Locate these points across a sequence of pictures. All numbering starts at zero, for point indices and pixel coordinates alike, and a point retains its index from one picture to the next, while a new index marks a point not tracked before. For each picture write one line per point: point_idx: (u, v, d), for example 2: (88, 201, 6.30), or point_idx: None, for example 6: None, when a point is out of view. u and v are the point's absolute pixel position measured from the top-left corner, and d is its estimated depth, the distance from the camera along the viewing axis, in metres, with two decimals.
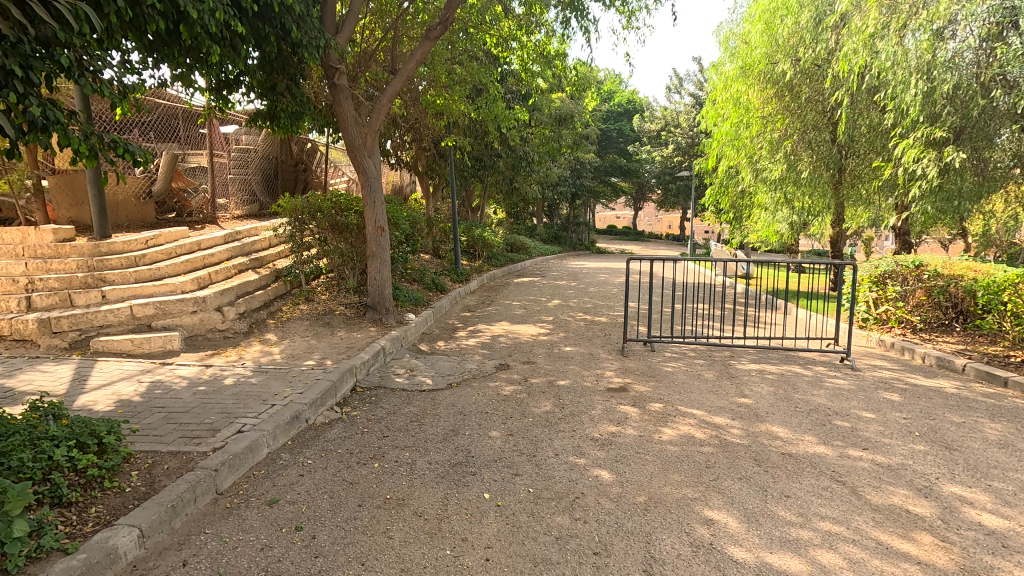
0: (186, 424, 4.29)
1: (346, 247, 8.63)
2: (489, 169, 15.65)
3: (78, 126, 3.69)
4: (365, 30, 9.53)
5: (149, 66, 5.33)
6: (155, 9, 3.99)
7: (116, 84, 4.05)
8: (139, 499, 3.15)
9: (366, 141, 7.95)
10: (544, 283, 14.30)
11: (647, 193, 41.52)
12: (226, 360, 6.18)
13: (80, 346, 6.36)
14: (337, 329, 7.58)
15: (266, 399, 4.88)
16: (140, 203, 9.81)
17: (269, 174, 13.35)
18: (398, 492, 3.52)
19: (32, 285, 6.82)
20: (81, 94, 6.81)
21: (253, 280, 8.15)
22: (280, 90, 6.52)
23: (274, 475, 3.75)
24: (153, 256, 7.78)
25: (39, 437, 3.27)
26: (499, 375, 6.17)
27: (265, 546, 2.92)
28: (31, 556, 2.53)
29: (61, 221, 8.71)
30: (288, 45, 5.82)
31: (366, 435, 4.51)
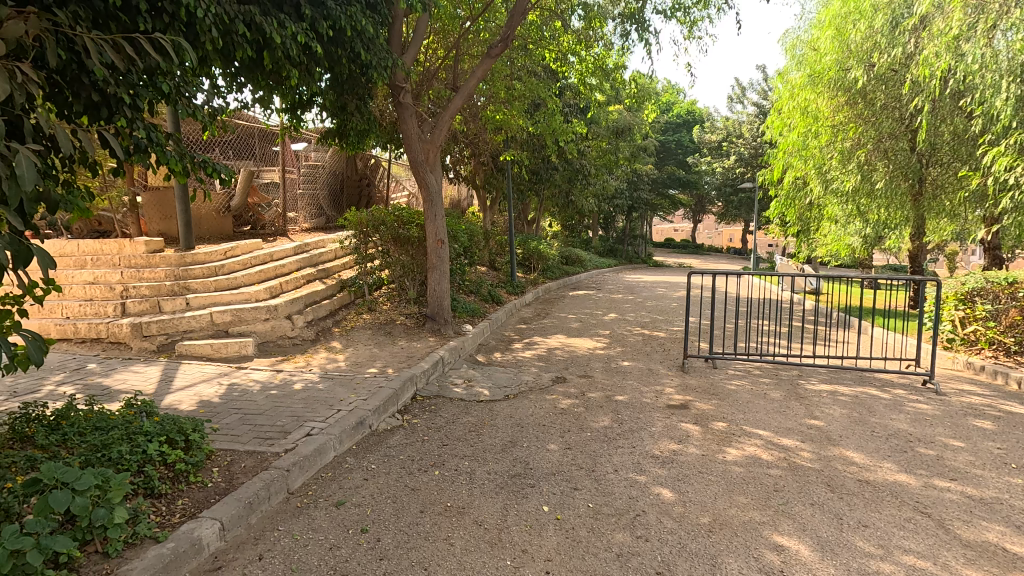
0: (260, 425, 4.53)
1: (407, 259, 8.88)
2: (546, 182, 15.73)
3: (173, 147, 4.05)
4: (428, 49, 9.90)
5: (235, 90, 5.74)
6: (245, 37, 4.31)
7: (206, 107, 4.41)
8: (220, 494, 3.36)
9: (429, 157, 8.20)
10: (601, 296, 14.19)
11: (707, 205, 40.34)
12: (295, 366, 6.49)
13: (167, 349, 6.86)
14: (397, 338, 7.80)
15: (332, 404, 5.09)
16: (220, 217, 10.53)
17: (335, 189, 14.00)
18: (458, 500, 3.58)
19: (126, 292, 7.39)
20: (173, 115, 7.38)
21: (320, 290, 8.55)
22: (349, 109, 6.82)
23: (340, 478, 3.90)
24: (231, 267, 8.31)
25: (135, 432, 3.57)
26: (556, 388, 6.15)
27: (334, 546, 3.04)
28: (128, 541, 2.77)
29: (152, 233, 9.48)
30: (358, 67, 6.12)
31: (426, 442, 4.61)
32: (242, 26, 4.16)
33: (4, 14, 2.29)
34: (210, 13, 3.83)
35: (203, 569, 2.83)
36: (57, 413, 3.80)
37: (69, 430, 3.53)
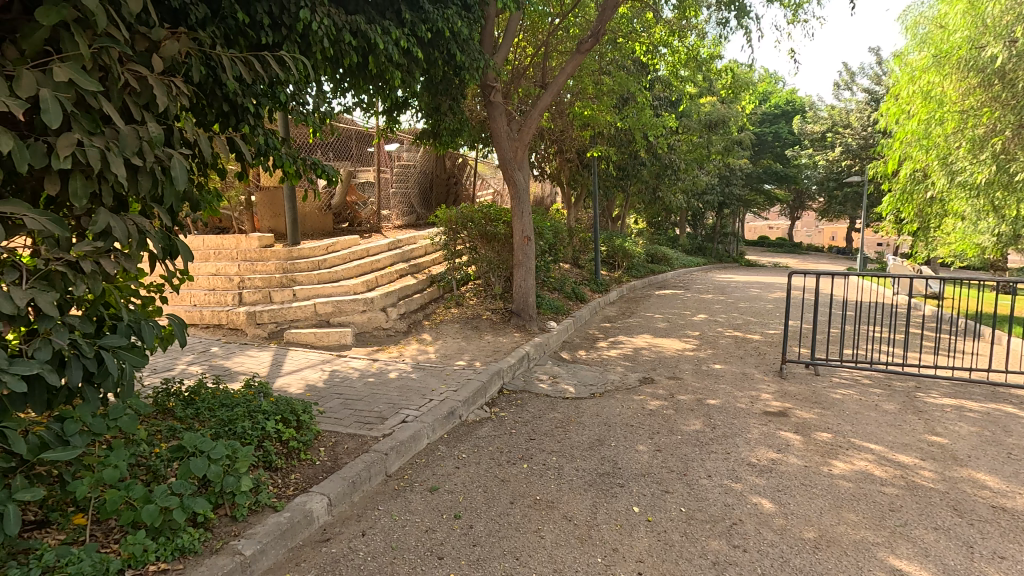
0: (360, 410, 4.83)
1: (493, 255, 9.04)
2: (632, 178, 15.38)
3: (289, 151, 4.40)
4: (517, 48, 9.93)
5: (340, 95, 6.11)
6: (352, 45, 4.59)
7: (317, 112, 4.73)
8: (327, 472, 3.62)
9: (517, 155, 8.27)
10: (689, 296, 13.69)
11: (807, 200, 37.61)
12: (389, 356, 6.84)
13: (276, 336, 7.46)
14: (484, 333, 7.98)
15: (425, 394, 5.31)
16: (322, 215, 11.26)
17: (425, 188, 14.54)
18: (547, 494, 3.62)
19: (243, 283, 8.11)
20: (285, 120, 7.97)
21: (412, 284, 8.92)
22: (443, 110, 7.02)
23: (433, 465, 4.07)
24: (332, 261, 8.87)
25: (255, 410, 3.93)
26: (643, 389, 6.02)
27: (429, 528, 3.19)
28: (252, 508, 3.08)
29: (264, 230, 10.35)
30: (452, 69, 6.31)
31: (514, 436, 4.69)
32: (349, 34, 4.41)
33: (161, 35, 2.62)
34: (323, 25, 4.09)
35: (314, 539, 3.08)
36: (191, 389, 4.25)
37: (201, 405, 3.96)
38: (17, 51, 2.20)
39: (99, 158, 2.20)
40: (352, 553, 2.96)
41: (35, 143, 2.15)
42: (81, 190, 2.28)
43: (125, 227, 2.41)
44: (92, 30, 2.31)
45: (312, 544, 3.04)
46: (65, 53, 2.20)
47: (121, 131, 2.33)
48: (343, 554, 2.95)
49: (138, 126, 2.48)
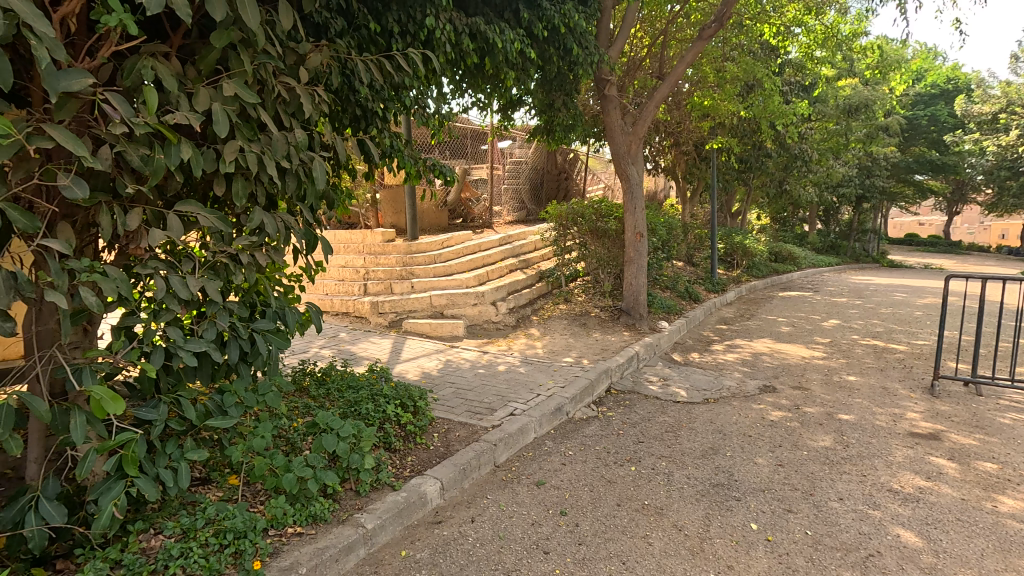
0: (471, 400, 5.02)
1: (604, 252, 8.90)
2: (756, 170, 14.32)
3: (411, 152, 4.65)
4: (634, 39, 9.63)
5: (458, 96, 6.32)
6: (471, 47, 4.75)
7: (437, 114, 4.95)
8: (440, 457, 3.81)
9: (631, 149, 8.05)
10: (818, 298, 12.49)
11: (970, 193, 32.57)
12: (498, 348, 7.02)
13: (396, 325, 7.95)
14: (592, 330, 7.90)
15: (533, 388, 5.38)
16: (438, 211, 11.80)
17: (536, 183, 14.69)
18: (655, 500, 3.50)
19: (368, 274, 8.74)
20: (407, 122, 8.45)
21: (521, 279, 9.05)
22: (557, 106, 6.98)
23: (540, 459, 4.12)
24: (447, 256, 9.26)
25: (377, 394, 4.23)
26: (764, 397, 5.61)
27: (536, 522, 3.24)
28: (374, 485, 3.33)
29: (386, 225, 11.10)
30: (567, 65, 6.29)
31: (622, 437, 4.59)
32: (469, 37, 4.55)
33: (306, 49, 2.89)
34: (445, 31, 4.27)
35: (427, 520, 3.27)
36: (323, 370, 4.68)
37: (332, 386, 4.35)
38: (195, 71, 2.54)
39: (255, 163, 2.49)
40: (462, 537, 3.09)
41: (207, 150, 2.49)
42: (240, 191, 2.60)
43: (274, 223, 2.71)
44: (253, 48, 2.61)
45: (425, 524, 3.22)
46: (232, 70, 2.51)
47: (273, 138, 2.61)
48: (453, 537, 3.09)
49: (286, 132, 2.76)
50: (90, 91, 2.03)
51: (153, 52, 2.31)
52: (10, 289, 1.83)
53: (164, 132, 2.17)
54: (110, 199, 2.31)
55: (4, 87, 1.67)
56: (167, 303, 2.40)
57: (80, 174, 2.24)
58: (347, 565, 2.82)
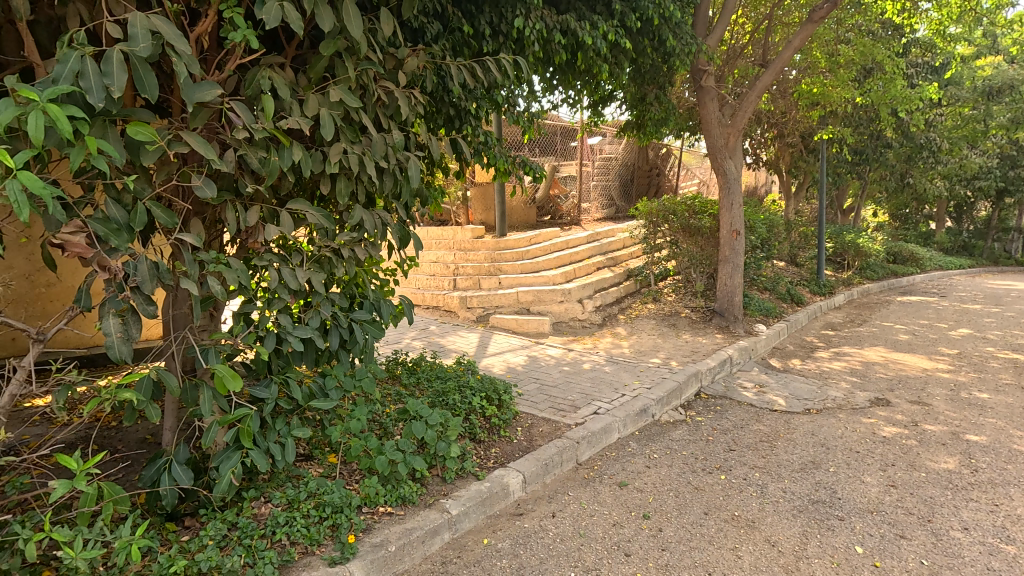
0: (555, 396, 5.03)
1: (697, 250, 8.54)
2: (873, 162, 13.06)
3: (501, 149, 4.73)
4: (735, 26, 9.13)
5: (549, 94, 6.32)
6: (562, 44, 4.73)
7: (527, 111, 4.98)
8: (523, 451, 3.87)
9: (729, 142, 7.65)
10: (945, 304, 11.18)
11: None
12: (584, 347, 6.97)
13: (483, 320, 8.13)
14: (682, 332, 7.62)
15: (618, 388, 5.29)
16: (526, 208, 11.90)
17: (626, 179, 14.38)
18: (747, 512, 3.33)
19: (458, 270, 8.98)
20: (498, 121, 8.59)
21: (609, 277, 8.91)
22: (649, 100, 6.76)
23: (623, 460, 4.05)
24: (534, 253, 9.31)
25: (464, 385, 4.36)
26: (875, 411, 5.13)
27: (617, 523, 3.20)
28: (459, 473, 3.45)
29: (476, 222, 11.37)
30: (660, 56, 6.09)
31: (711, 443, 4.40)
32: (560, 34, 4.53)
33: (403, 54, 3.02)
34: (536, 29, 4.28)
35: (509, 511, 3.34)
36: (414, 360, 4.90)
37: (422, 376, 4.54)
38: (306, 79, 2.76)
39: (356, 163, 2.66)
40: (543, 531, 3.13)
41: (315, 151, 2.69)
42: (343, 189, 2.79)
43: (372, 220, 2.89)
44: (356, 56, 2.78)
45: (507, 515, 3.30)
46: (338, 77, 2.69)
47: (373, 140, 2.77)
48: (534, 530, 3.13)
49: (384, 134, 2.92)
50: (218, 101, 2.27)
51: (271, 64, 2.54)
52: (153, 277, 2.10)
53: (279, 137, 2.38)
54: (233, 198, 2.56)
55: (151, 99, 1.91)
56: (279, 293, 2.63)
57: (210, 175, 2.51)
58: (432, 548, 2.96)
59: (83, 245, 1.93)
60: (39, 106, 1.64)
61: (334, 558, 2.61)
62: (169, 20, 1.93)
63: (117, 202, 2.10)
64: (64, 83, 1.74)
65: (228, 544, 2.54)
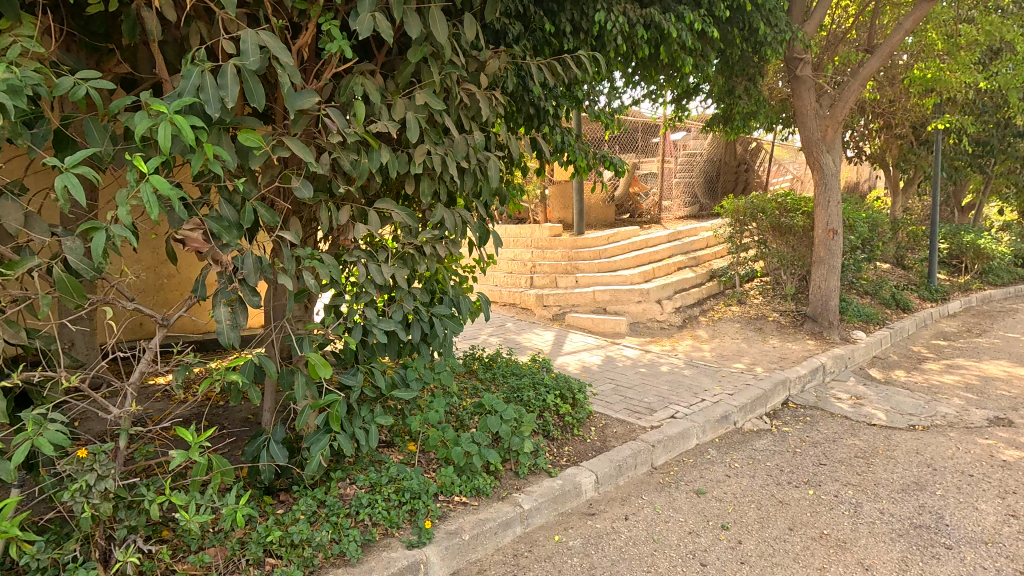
0: (631, 398, 4.94)
1: (787, 250, 8.05)
2: (999, 154, 11.64)
3: (580, 146, 4.70)
4: (836, 9, 8.48)
5: (630, 89, 6.18)
6: (644, 38, 4.63)
7: (609, 107, 4.91)
8: (596, 451, 3.85)
9: (827, 134, 7.14)
10: None
11: None
12: (662, 349, 6.78)
13: (558, 318, 8.12)
14: (769, 336, 7.22)
15: (697, 392, 5.10)
16: (605, 206, 11.74)
17: (711, 176, 13.81)
18: (838, 531, 3.12)
19: (535, 268, 9.06)
20: (578, 119, 8.53)
21: (690, 278, 8.61)
22: (737, 93, 6.40)
23: (701, 467, 3.92)
24: (612, 251, 9.18)
25: (538, 382, 4.39)
26: (995, 432, 4.60)
27: (693, 531, 3.12)
28: (532, 468, 3.49)
29: (554, 220, 11.37)
30: (751, 46, 5.80)
31: (799, 455, 4.15)
32: (643, 28, 4.42)
33: (485, 56, 3.09)
34: (618, 24, 4.20)
35: (581, 510, 3.34)
36: (491, 356, 5.00)
37: (497, 372, 4.62)
38: (394, 84, 2.90)
39: (438, 163, 2.77)
40: (615, 533, 3.11)
41: (400, 153, 2.83)
42: (425, 189, 2.91)
43: (453, 218, 3.00)
44: (441, 60, 2.88)
45: (579, 514, 3.30)
46: (423, 81, 2.81)
47: (455, 141, 2.87)
48: (606, 532, 3.12)
49: (465, 135, 3.01)
50: (316, 108, 2.44)
51: (363, 71, 2.70)
52: (257, 271, 2.30)
53: (368, 140, 2.52)
54: (328, 198, 2.75)
55: (259, 108, 2.10)
56: (366, 287, 2.79)
57: (307, 177, 2.70)
58: (504, 540, 3.02)
59: (200, 241, 2.15)
60: (167, 117, 1.85)
61: (413, 541, 2.75)
62: (275, 36, 2.10)
63: (228, 202, 2.31)
64: (188, 95, 1.95)
65: (317, 519, 2.73)
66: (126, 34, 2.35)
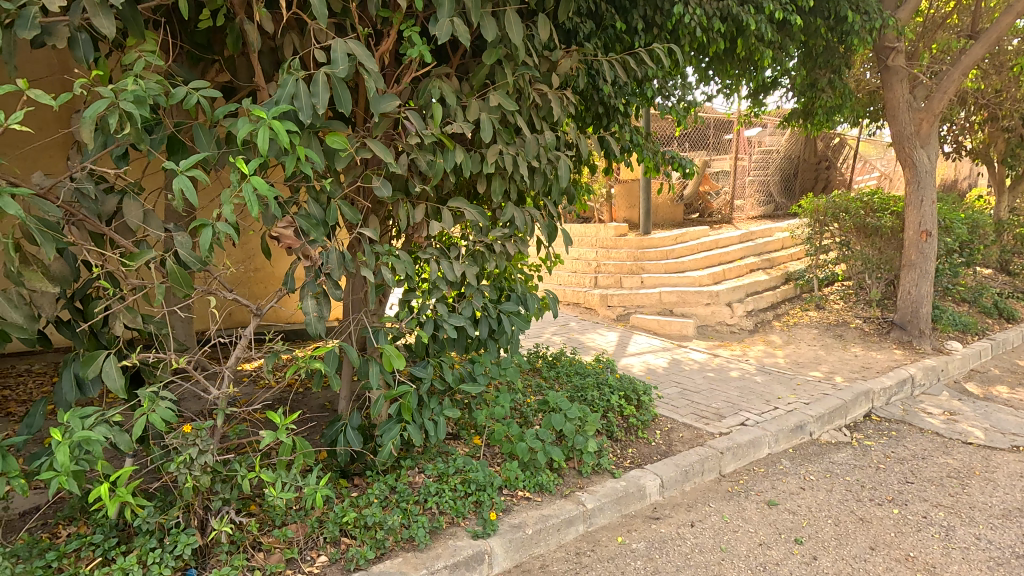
0: (698, 403, 4.81)
1: (873, 253, 7.53)
2: None
3: (650, 144, 4.63)
4: None
5: (703, 85, 6.00)
6: (721, 31, 4.48)
7: (681, 104, 4.80)
8: (662, 455, 3.79)
9: (921, 128, 6.63)
10: None
11: None
12: (731, 353, 6.55)
13: (623, 319, 7.98)
14: (850, 344, 6.80)
15: (770, 400, 4.89)
16: (673, 206, 11.44)
17: (788, 174, 13.15)
18: (926, 555, 2.92)
19: (600, 268, 8.92)
20: (647, 117, 8.36)
21: (764, 280, 8.25)
22: (820, 86, 5.97)
23: (773, 478, 3.77)
24: (680, 252, 8.94)
25: (602, 382, 4.36)
26: None
27: (764, 543, 3.01)
28: (595, 468, 3.48)
29: (620, 219, 11.21)
30: (837, 35, 5.46)
31: (882, 471, 3.90)
32: (721, 21, 4.28)
33: (558, 55, 3.11)
34: (694, 17, 4.10)
35: (645, 513, 3.30)
36: (554, 354, 5.02)
37: (561, 370, 4.64)
38: (468, 86, 2.98)
39: (509, 163, 2.82)
40: (681, 539, 3.05)
41: (473, 153, 2.90)
42: (497, 188, 2.97)
43: (523, 217, 3.04)
44: (514, 61, 2.93)
45: (643, 517, 3.26)
46: (497, 82, 2.87)
47: (527, 140, 2.92)
48: (671, 537, 3.07)
49: (537, 134, 3.05)
50: (396, 111, 2.56)
51: (440, 74, 2.79)
52: (340, 265, 2.44)
53: (444, 141, 2.61)
54: (404, 197, 2.87)
55: (346, 112, 2.22)
56: (438, 283, 2.89)
57: (386, 177, 2.84)
58: (567, 537, 3.04)
59: (292, 237, 2.32)
60: (266, 123, 2.00)
61: (478, 532, 2.83)
62: (362, 44, 2.22)
63: (316, 201, 2.47)
64: (284, 102, 2.09)
65: (388, 504, 2.86)
66: (230, 46, 2.56)
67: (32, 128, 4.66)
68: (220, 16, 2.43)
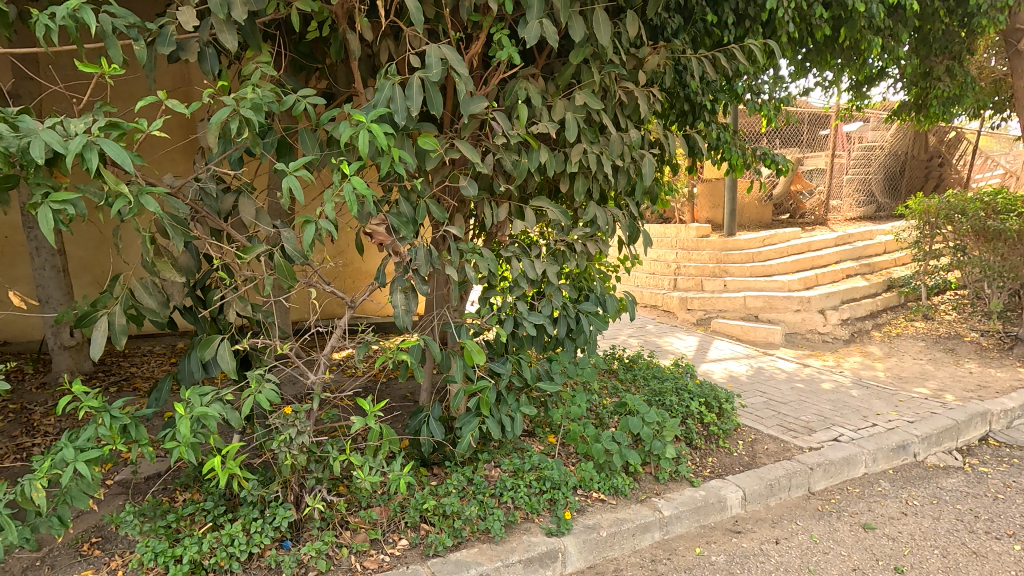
0: (785, 414, 4.55)
1: (995, 260, 6.69)
2: None
3: (739, 141, 4.43)
4: None
5: (798, 78, 5.63)
6: (824, 17, 4.17)
7: (774, 98, 4.53)
8: (744, 466, 3.62)
9: None
10: None
11: None
12: (823, 364, 6.13)
13: (704, 323, 7.65)
14: (964, 360, 6.16)
15: (867, 416, 4.53)
16: (761, 207, 10.86)
17: (894, 171, 12.12)
18: None
19: (680, 270, 8.57)
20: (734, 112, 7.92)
21: (863, 287, 7.67)
22: (936, 75, 5.43)
23: (869, 499, 3.50)
24: (768, 255, 8.46)
25: (681, 388, 4.20)
26: None
27: (858, 568, 2.82)
28: (672, 475, 3.39)
29: (702, 220, 10.79)
30: (958, 17, 4.93)
31: (1002, 502, 3.51)
32: (823, 7, 3.99)
33: (644, 52, 3.05)
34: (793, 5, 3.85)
35: (725, 526, 3.17)
36: (631, 357, 4.92)
37: (638, 373, 4.54)
38: (554, 86, 3.00)
39: (594, 162, 2.81)
40: (764, 556, 2.91)
41: (558, 153, 2.92)
42: (580, 188, 2.97)
43: (605, 216, 3.02)
44: (600, 60, 2.91)
45: (723, 530, 3.14)
46: (583, 82, 2.86)
47: (611, 139, 2.89)
48: (753, 553, 2.94)
49: (622, 133, 3.02)
50: (483, 112, 2.62)
51: (527, 75, 2.82)
52: (428, 262, 2.53)
53: (530, 140, 2.64)
54: (489, 196, 2.94)
55: (437, 114, 2.31)
56: (519, 281, 2.93)
57: (473, 177, 2.91)
58: (642, 543, 2.99)
59: (384, 234, 2.45)
60: (365, 126, 2.11)
61: (552, 529, 2.84)
62: (455, 48, 2.30)
63: (407, 200, 2.58)
64: (382, 106, 2.21)
65: (466, 494, 2.94)
66: (334, 55, 2.73)
67: (162, 134, 5.19)
68: (326, 28, 2.60)
